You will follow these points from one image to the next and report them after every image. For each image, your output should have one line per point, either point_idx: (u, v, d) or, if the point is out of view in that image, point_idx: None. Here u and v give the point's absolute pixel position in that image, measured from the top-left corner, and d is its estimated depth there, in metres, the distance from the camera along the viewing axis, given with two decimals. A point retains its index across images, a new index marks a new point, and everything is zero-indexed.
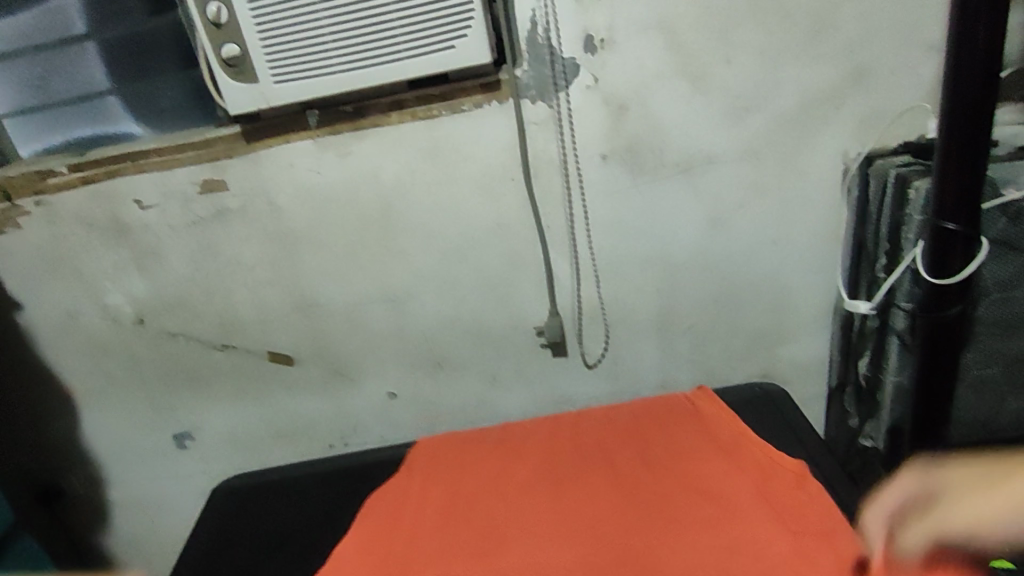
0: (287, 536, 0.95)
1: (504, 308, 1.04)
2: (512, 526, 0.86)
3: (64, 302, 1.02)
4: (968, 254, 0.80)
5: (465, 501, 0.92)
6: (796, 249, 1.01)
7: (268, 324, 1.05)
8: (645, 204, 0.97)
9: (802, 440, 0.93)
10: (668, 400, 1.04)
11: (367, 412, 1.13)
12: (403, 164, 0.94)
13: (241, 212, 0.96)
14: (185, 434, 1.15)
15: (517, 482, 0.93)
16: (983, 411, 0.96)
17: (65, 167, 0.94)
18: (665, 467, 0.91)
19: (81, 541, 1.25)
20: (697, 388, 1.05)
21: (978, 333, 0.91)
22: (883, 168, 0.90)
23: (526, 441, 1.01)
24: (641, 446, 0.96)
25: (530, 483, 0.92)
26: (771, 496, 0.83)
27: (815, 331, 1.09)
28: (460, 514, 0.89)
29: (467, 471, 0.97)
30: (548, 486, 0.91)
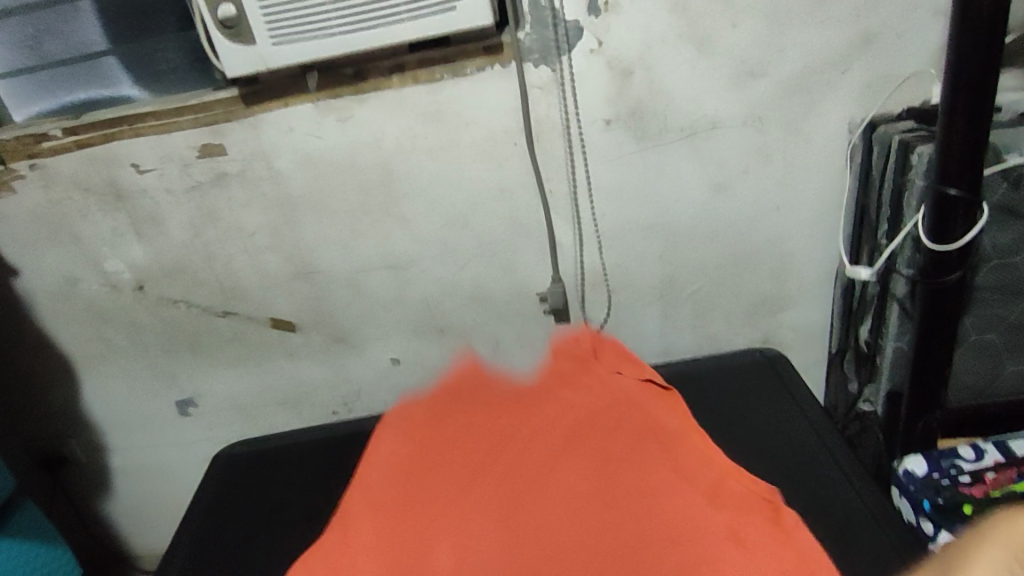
0: (291, 500, 0.96)
1: (506, 275, 1.04)
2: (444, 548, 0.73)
3: (63, 268, 1.02)
4: (969, 220, 0.81)
5: (427, 467, 0.86)
6: (799, 215, 1.01)
7: (270, 291, 1.05)
8: (648, 170, 0.97)
9: (802, 407, 0.94)
10: (626, 393, 0.92)
11: (369, 378, 1.14)
12: (404, 129, 0.93)
13: (240, 178, 0.95)
14: (188, 400, 1.16)
15: (485, 448, 0.86)
16: (981, 376, 0.97)
17: (60, 131, 0.92)
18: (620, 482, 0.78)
19: (86, 504, 1.26)
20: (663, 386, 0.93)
21: (977, 299, 0.92)
22: (887, 133, 0.90)
23: (485, 416, 0.92)
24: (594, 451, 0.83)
25: (468, 495, 0.79)
26: (749, 483, 0.76)
27: (816, 297, 1.09)
28: (419, 478, 0.84)
29: (438, 435, 0.92)
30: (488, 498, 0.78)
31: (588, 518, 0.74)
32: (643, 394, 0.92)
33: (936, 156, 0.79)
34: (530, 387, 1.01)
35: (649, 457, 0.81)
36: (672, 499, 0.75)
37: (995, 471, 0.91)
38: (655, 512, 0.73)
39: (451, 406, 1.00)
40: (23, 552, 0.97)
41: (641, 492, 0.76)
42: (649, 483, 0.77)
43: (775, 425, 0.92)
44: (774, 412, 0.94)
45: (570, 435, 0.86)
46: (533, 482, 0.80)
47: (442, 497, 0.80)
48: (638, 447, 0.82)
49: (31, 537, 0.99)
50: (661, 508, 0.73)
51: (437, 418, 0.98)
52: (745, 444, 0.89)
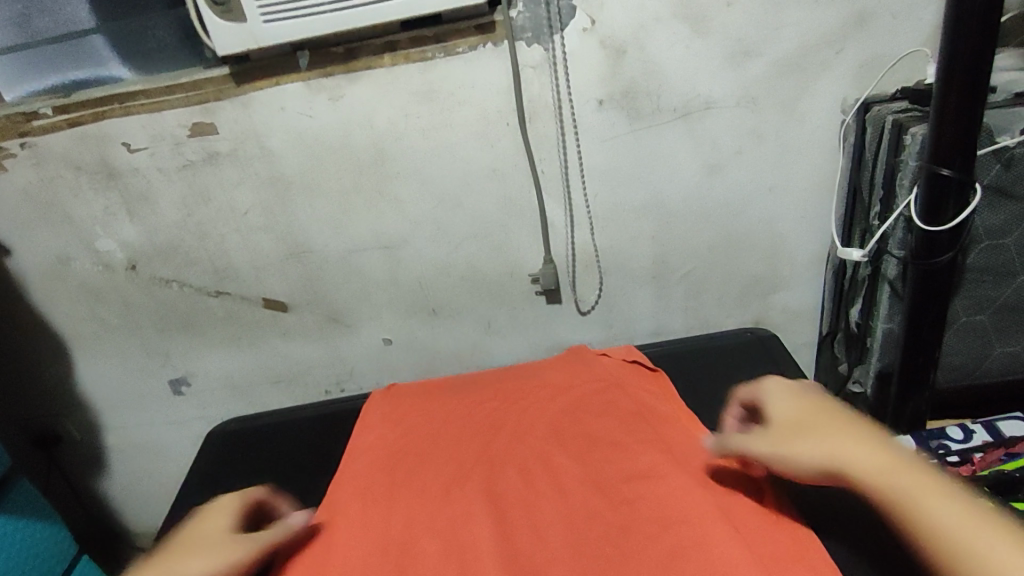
0: (282, 475, 0.97)
1: (499, 256, 1.04)
2: (437, 519, 0.74)
3: (54, 247, 1.02)
4: (961, 201, 0.81)
5: (415, 461, 0.83)
6: (792, 196, 1.01)
7: (263, 270, 1.05)
8: (642, 150, 0.96)
9: None
10: (618, 376, 0.92)
11: (362, 357, 1.15)
12: (396, 108, 0.92)
13: (232, 156, 0.95)
14: (182, 379, 1.16)
15: (473, 445, 0.84)
16: (969, 357, 0.98)
17: (51, 109, 0.91)
18: (614, 458, 0.78)
19: (82, 481, 1.27)
20: (653, 371, 0.94)
21: (967, 280, 0.92)
22: (880, 114, 0.89)
23: (478, 400, 0.92)
24: (587, 428, 0.83)
25: (464, 473, 0.80)
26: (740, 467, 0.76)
27: (808, 279, 1.09)
28: (407, 474, 0.81)
29: (427, 427, 0.89)
30: (482, 475, 0.79)
31: (580, 516, 0.71)
32: (636, 377, 0.93)
33: (929, 136, 0.78)
34: (521, 373, 0.98)
35: (643, 453, 0.78)
36: (667, 491, 0.71)
37: (983, 451, 0.93)
38: (650, 508, 0.70)
39: (441, 392, 0.97)
40: (19, 530, 0.98)
41: (634, 489, 0.73)
42: (642, 481, 0.74)
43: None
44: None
45: (563, 435, 0.83)
46: (523, 479, 0.77)
47: (429, 493, 0.78)
48: (631, 445, 0.79)
49: (27, 515, 1.00)
50: (654, 503, 0.70)
51: (427, 401, 0.95)
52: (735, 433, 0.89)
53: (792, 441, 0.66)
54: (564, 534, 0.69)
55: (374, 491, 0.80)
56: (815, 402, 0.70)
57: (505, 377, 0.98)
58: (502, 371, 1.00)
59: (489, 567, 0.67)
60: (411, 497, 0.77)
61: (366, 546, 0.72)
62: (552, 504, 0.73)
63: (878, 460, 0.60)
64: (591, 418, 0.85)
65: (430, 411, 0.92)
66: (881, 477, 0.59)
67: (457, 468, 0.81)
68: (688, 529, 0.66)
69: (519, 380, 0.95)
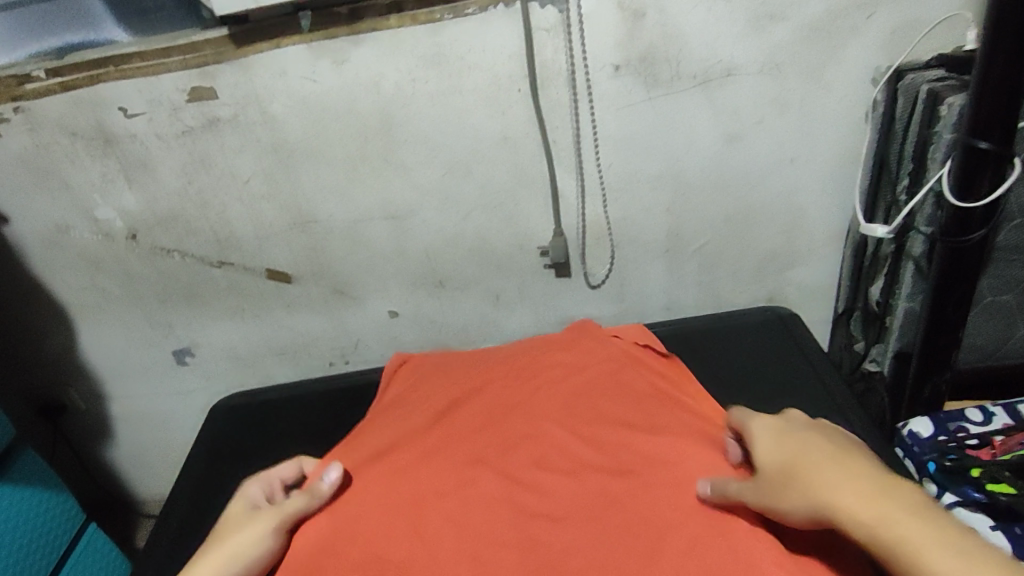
0: (290, 449, 0.96)
1: (509, 227, 1.01)
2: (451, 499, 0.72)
3: (53, 215, 0.99)
4: (997, 177, 0.77)
5: (425, 441, 0.81)
6: (814, 169, 0.98)
7: (266, 240, 1.02)
8: (658, 119, 0.92)
9: (818, 373, 0.92)
10: (637, 358, 0.91)
11: (367, 329, 1.12)
12: (403, 72, 0.88)
13: (233, 123, 0.91)
14: (185, 350, 1.14)
15: (486, 425, 0.81)
16: (993, 336, 0.95)
17: (43, 72, 0.88)
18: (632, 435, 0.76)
19: (86, 449, 1.26)
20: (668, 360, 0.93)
21: (997, 259, 0.89)
22: (914, 83, 0.85)
23: (493, 373, 0.90)
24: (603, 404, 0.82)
25: (479, 449, 0.78)
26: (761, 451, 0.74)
27: (826, 254, 1.06)
28: (418, 454, 0.79)
29: (437, 406, 0.87)
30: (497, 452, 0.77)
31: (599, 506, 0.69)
32: (654, 362, 0.91)
33: (969, 107, 0.74)
34: (532, 348, 0.95)
35: (663, 438, 0.75)
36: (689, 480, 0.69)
37: (1004, 434, 0.90)
38: (671, 495, 0.68)
39: (450, 370, 0.94)
40: (25, 499, 0.96)
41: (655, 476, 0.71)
42: (664, 467, 0.71)
43: (783, 393, 0.90)
44: (781, 378, 0.92)
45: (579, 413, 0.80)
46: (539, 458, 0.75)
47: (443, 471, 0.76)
48: (651, 430, 0.77)
49: (33, 485, 0.98)
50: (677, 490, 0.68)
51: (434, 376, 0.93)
52: None
53: (781, 485, 0.59)
54: (586, 524, 0.67)
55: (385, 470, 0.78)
56: (805, 441, 0.61)
57: (518, 352, 0.95)
58: (514, 348, 0.97)
59: (506, 556, 0.65)
60: (424, 478, 0.75)
61: (381, 523, 0.70)
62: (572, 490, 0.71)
63: (868, 501, 0.52)
64: (607, 399, 0.82)
65: (440, 390, 0.90)
66: (869, 516, 0.52)
67: (471, 445, 0.79)
68: (711, 521, 0.63)
69: (531, 355, 0.93)
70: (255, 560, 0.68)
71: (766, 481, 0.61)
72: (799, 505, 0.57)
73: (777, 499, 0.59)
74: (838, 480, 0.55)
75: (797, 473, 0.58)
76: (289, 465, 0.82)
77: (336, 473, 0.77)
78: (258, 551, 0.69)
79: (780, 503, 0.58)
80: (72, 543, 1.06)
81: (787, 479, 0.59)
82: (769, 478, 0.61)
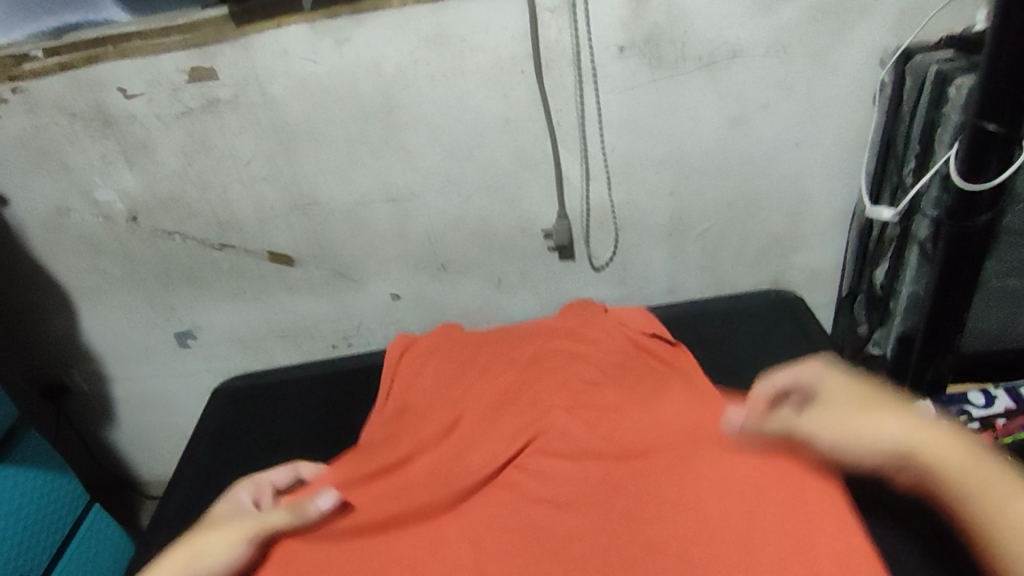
0: (294, 432, 0.96)
1: (511, 210, 1.01)
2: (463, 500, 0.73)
3: (53, 197, 0.98)
4: (1005, 159, 0.77)
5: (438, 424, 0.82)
6: (819, 152, 0.97)
7: (267, 223, 1.02)
8: (662, 100, 0.92)
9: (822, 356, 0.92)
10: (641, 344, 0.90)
11: (369, 313, 1.12)
12: (405, 53, 0.87)
13: (233, 104, 0.90)
14: (187, 332, 1.14)
15: (490, 410, 0.81)
16: (997, 321, 0.95)
17: (41, 52, 0.87)
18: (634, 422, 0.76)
19: (89, 431, 1.27)
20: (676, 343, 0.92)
21: (1003, 243, 0.88)
22: (922, 64, 0.84)
23: (499, 353, 0.89)
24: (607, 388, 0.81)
25: (485, 438, 0.78)
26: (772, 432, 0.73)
27: (830, 238, 1.05)
28: (432, 438, 0.80)
29: (448, 384, 0.87)
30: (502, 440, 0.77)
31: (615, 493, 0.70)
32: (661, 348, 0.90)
33: (977, 89, 0.74)
34: (542, 325, 0.94)
35: (674, 424, 0.76)
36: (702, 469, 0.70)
37: (1007, 417, 0.93)
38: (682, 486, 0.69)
39: (458, 342, 0.93)
40: (28, 480, 0.97)
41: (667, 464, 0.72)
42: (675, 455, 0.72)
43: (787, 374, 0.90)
44: (785, 359, 0.93)
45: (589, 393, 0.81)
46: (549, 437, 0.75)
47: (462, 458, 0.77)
48: (663, 412, 0.77)
49: (37, 466, 0.99)
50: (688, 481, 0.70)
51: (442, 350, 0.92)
52: None
53: (858, 418, 0.66)
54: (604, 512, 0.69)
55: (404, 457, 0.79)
56: (873, 390, 0.69)
57: (526, 331, 0.94)
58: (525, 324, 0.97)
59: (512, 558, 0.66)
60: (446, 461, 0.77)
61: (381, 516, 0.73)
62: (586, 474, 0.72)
63: (938, 437, 0.60)
64: (617, 380, 0.82)
65: (448, 365, 0.90)
66: (937, 450, 0.59)
67: (483, 428, 0.79)
68: (719, 517, 0.65)
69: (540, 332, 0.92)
70: (224, 569, 0.67)
71: (827, 406, 0.69)
72: (874, 436, 0.64)
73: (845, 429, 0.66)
74: (905, 420, 0.62)
75: (879, 408, 0.65)
76: (283, 472, 0.81)
77: (331, 499, 0.74)
78: (228, 561, 0.67)
79: (856, 434, 0.65)
80: (76, 524, 1.07)
81: (861, 412, 0.66)
82: (828, 404, 0.69)
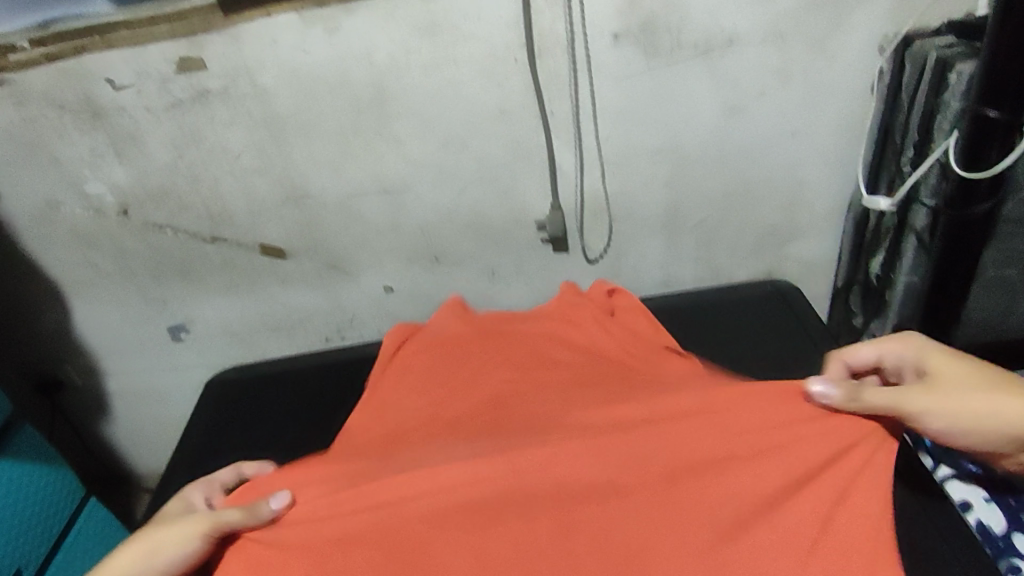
0: (287, 425, 0.95)
1: (505, 201, 1.00)
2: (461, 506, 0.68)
3: (42, 191, 0.97)
4: (1005, 146, 0.76)
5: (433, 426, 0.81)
6: (817, 141, 0.96)
7: (259, 215, 1.00)
8: (657, 89, 0.90)
9: (818, 346, 0.92)
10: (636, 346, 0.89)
11: (363, 305, 1.12)
12: (397, 42, 0.86)
13: (223, 95, 0.89)
14: (180, 326, 1.13)
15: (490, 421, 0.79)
16: (994, 312, 0.95)
17: (27, 43, 0.85)
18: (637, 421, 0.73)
19: (84, 426, 1.26)
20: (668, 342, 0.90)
21: (1001, 233, 0.87)
22: (922, 51, 0.83)
23: (492, 356, 0.88)
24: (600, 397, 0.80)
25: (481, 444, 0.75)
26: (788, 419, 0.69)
27: (827, 228, 1.05)
28: (439, 446, 0.75)
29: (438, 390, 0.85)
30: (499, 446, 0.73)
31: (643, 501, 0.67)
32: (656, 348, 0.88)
33: (980, 75, 0.73)
34: (526, 319, 0.94)
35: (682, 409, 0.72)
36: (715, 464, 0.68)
37: None
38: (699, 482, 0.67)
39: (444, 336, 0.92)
40: (24, 475, 0.96)
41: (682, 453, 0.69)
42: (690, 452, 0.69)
43: (782, 365, 0.90)
44: (781, 350, 0.92)
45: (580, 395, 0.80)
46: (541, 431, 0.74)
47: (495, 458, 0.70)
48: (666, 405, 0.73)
49: (32, 462, 0.98)
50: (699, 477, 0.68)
51: (433, 343, 0.91)
52: None
53: (964, 396, 0.64)
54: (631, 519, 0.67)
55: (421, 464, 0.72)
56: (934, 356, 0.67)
57: (518, 328, 0.92)
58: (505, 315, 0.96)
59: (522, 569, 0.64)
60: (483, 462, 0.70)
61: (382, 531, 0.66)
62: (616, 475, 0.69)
63: None
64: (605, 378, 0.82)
65: (438, 363, 0.88)
66: None
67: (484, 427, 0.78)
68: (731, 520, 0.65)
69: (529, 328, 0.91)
70: (174, 566, 0.64)
71: (931, 384, 0.65)
72: (989, 418, 0.63)
73: (957, 406, 0.64)
74: (998, 401, 0.63)
75: (991, 395, 0.64)
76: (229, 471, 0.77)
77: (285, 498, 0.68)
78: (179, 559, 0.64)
79: (965, 414, 0.64)
80: (73, 518, 1.06)
81: (970, 390, 0.64)
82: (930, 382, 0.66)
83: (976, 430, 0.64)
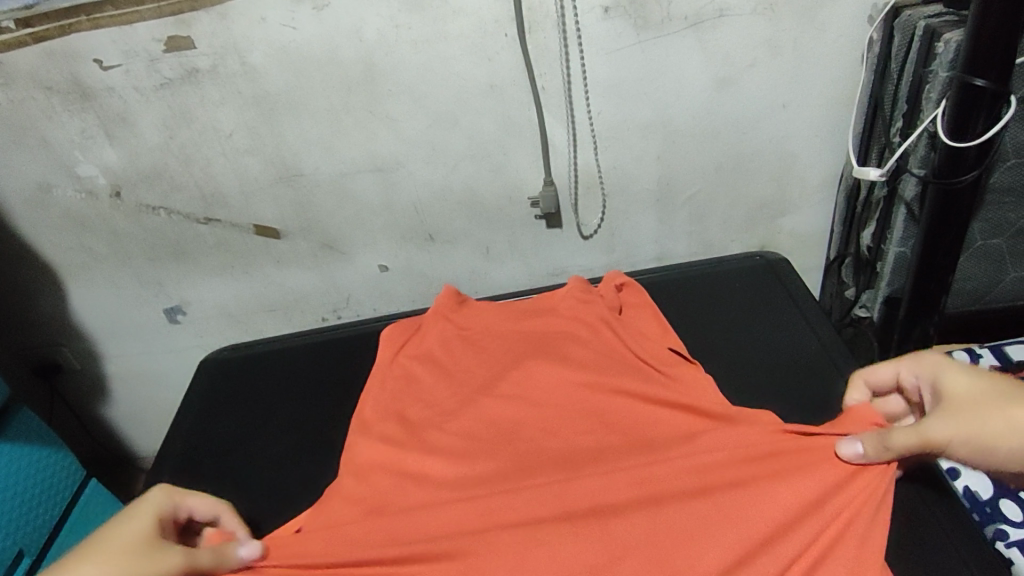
0: (281, 403, 0.96)
1: (498, 178, 1.00)
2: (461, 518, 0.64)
3: (35, 174, 0.97)
4: (992, 115, 0.76)
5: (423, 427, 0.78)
6: (807, 113, 0.96)
7: (252, 196, 1.01)
8: (649, 62, 0.90)
9: (806, 317, 0.93)
10: (634, 316, 0.88)
11: (358, 284, 1.12)
12: (386, 18, 0.85)
13: (213, 74, 0.89)
14: (176, 308, 1.14)
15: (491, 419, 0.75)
16: (983, 280, 0.96)
17: (12, 22, 0.84)
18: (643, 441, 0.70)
19: (82, 408, 1.27)
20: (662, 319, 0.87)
21: (989, 201, 0.88)
22: (911, 20, 0.83)
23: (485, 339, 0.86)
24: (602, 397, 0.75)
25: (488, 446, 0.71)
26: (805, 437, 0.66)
27: (818, 200, 1.05)
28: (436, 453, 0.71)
29: (429, 391, 0.81)
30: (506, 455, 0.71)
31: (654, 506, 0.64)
32: (654, 321, 0.86)
33: (968, 41, 0.73)
34: (519, 314, 0.90)
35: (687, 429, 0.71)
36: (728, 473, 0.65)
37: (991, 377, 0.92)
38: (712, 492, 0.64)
39: (436, 323, 0.90)
40: (25, 457, 0.97)
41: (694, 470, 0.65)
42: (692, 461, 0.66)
43: (771, 340, 0.90)
44: (770, 325, 0.93)
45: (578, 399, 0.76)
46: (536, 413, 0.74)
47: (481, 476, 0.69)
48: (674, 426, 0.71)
49: (33, 443, 0.99)
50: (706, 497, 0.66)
51: (428, 324, 0.91)
52: (740, 363, 0.88)
53: (983, 417, 0.57)
54: (655, 532, 0.62)
55: (410, 493, 0.69)
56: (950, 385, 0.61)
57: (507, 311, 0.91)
58: (491, 307, 0.92)
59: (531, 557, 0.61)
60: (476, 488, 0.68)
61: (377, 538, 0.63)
62: (629, 486, 0.65)
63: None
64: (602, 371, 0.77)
65: (433, 353, 0.86)
66: None
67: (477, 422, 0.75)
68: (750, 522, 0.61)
69: (522, 311, 0.90)
70: None
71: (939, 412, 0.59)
72: (1016, 440, 0.56)
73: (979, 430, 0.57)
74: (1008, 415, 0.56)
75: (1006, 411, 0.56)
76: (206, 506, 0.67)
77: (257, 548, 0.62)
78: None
79: (984, 438, 0.56)
80: (74, 498, 1.07)
81: (985, 408, 0.57)
82: (945, 406, 0.59)
83: (1003, 455, 0.56)
